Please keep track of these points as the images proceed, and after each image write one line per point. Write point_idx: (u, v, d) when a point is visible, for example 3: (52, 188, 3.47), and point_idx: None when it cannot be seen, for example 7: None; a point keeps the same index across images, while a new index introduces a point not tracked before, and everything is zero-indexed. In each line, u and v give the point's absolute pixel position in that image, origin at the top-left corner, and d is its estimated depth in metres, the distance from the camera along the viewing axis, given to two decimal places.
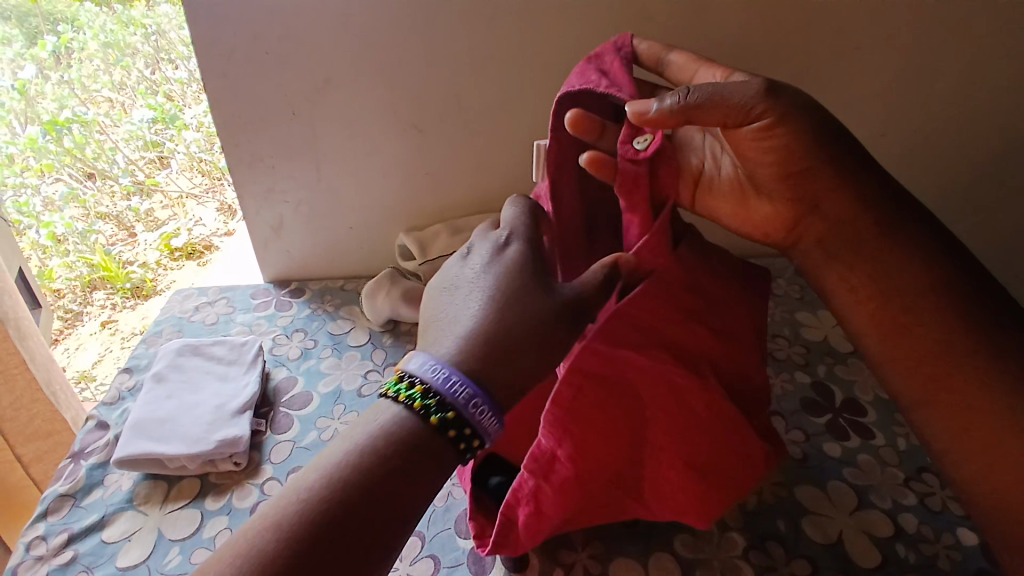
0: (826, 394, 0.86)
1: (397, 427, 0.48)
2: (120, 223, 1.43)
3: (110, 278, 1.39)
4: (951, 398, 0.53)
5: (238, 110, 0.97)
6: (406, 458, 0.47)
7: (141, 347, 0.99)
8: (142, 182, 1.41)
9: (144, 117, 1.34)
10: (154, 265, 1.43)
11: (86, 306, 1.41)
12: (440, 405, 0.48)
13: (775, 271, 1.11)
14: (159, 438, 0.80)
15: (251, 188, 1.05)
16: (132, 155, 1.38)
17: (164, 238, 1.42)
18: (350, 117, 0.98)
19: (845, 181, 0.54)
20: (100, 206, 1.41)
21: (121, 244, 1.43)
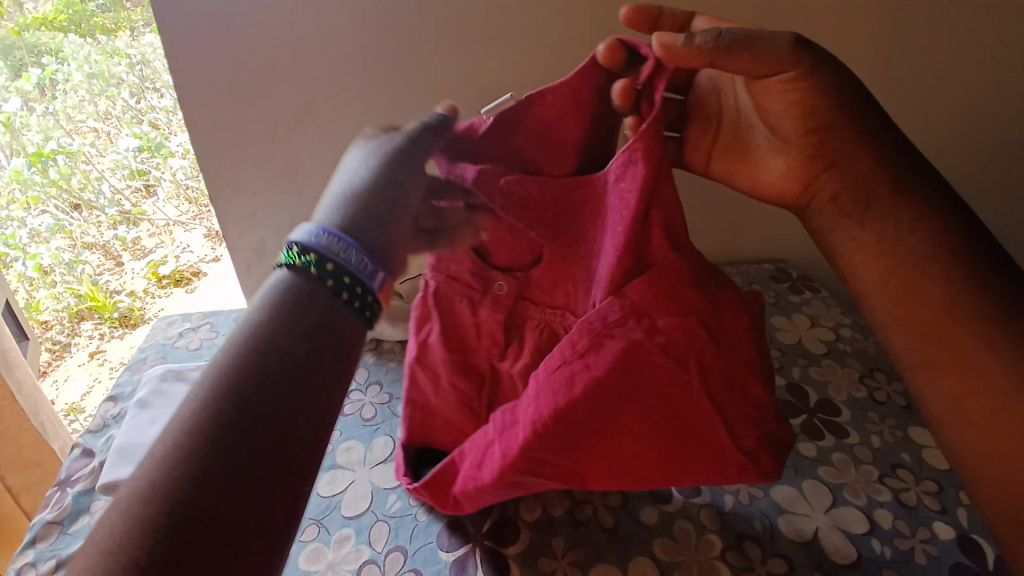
0: (800, 395, 0.88)
1: (285, 293, 0.44)
2: (107, 252, 1.43)
3: (98, 308, 1.40)
4: (954, 366, 0.52)
5: (219, 139, 0.99)
6: (284, 327, 0.43)
7: (126, 374, 1.00)
8: (129, 212, 1.41)
9: (129, 146, 1.32)
10: (142, 294, 1.44)
11: (74, 336, 1.41)
12: (304, 252, 0.45)
13: (751, 277, 1.14)
14: None
15: (232, 213, 1.06)
16: (119, 185, 1.37)
17: (151, 266, 1.44)
18: (329, 142, 1.00)
19: (867, 137, 0.54)
20: (87, 236, 1.40)
21: (108, 273, 1.43)
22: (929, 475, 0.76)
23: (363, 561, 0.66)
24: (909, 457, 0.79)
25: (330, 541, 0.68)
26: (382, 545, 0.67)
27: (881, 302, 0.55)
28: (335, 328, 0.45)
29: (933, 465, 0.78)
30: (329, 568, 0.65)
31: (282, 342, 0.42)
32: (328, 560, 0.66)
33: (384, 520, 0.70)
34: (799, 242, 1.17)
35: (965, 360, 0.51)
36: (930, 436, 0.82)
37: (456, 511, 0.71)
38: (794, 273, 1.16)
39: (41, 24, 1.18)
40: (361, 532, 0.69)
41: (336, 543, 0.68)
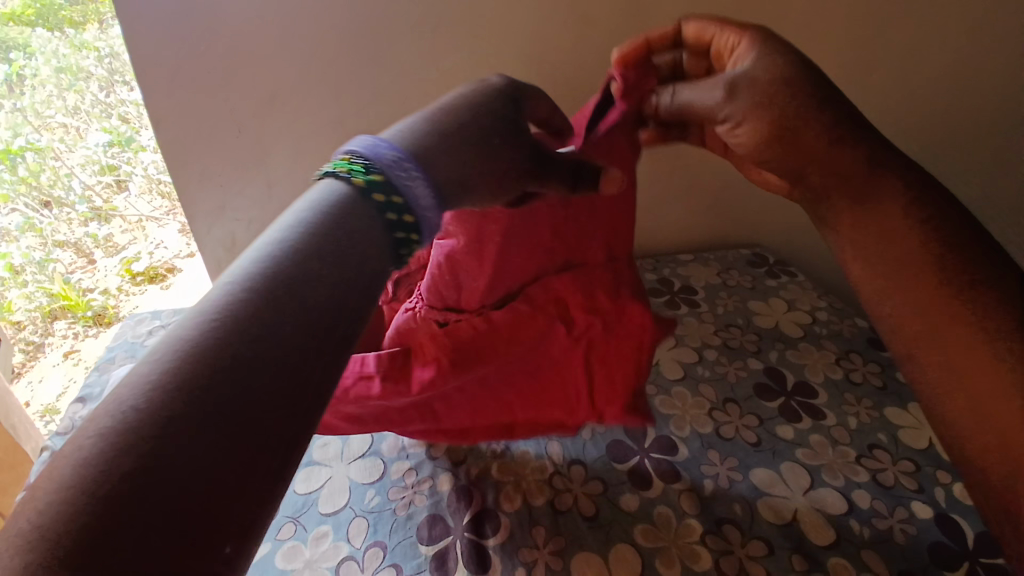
0: (777, 378, 0.89)
1: (336, 209, 0.34)
2: (80, 249, 1.36)
3: (71, 307, 1.36)
4: (961, 394, 0.40)
5: (184, 130, 0.96)
6: (289, 270, 0.30)
7: (94, 374, 0.97)
8: (100, 208, 1.35)
9: (99, 141, 1.28)
10: (116, 291, 1.42)
11: (48, 336, 1.37)
12: (366, 167, 0.35)
13: (728, 262, 1.14)
14: None
15: (200, 206, 1.03)
16: (89, 181, 1.31)
17: (125, 263, 1.41)
18: (298, 132, 0.98)
19: (841, 136, 0.47)
20: (59, 233, 1.33)
21: (81, 271, 1.37)
22: (905, 455, 0.77)
23: (342, 558, 0.65)
24: (885, 438, 0.80)
25: (307, 538, 0.67)
26: (361, 541, 0.66)
27: (890, 307, 0.45)
28: (371, 250, 0.34)
29: (909, 444, 0.79)
30: (306, 566, 0.64)
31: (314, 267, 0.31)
32: (305, 558, 0.65)
33: (363, 516, 0.69)
34: (774, 228, 1.17)
35: (975, 381, 0.40)
36: (905, 416, 0.83)
37: (436, 504, 0.70)
38: (770, 258, 1.17)
39: (9, 19, 1.15)
40: (339, 528, 0.68)
41: (313, 540, 0.67)
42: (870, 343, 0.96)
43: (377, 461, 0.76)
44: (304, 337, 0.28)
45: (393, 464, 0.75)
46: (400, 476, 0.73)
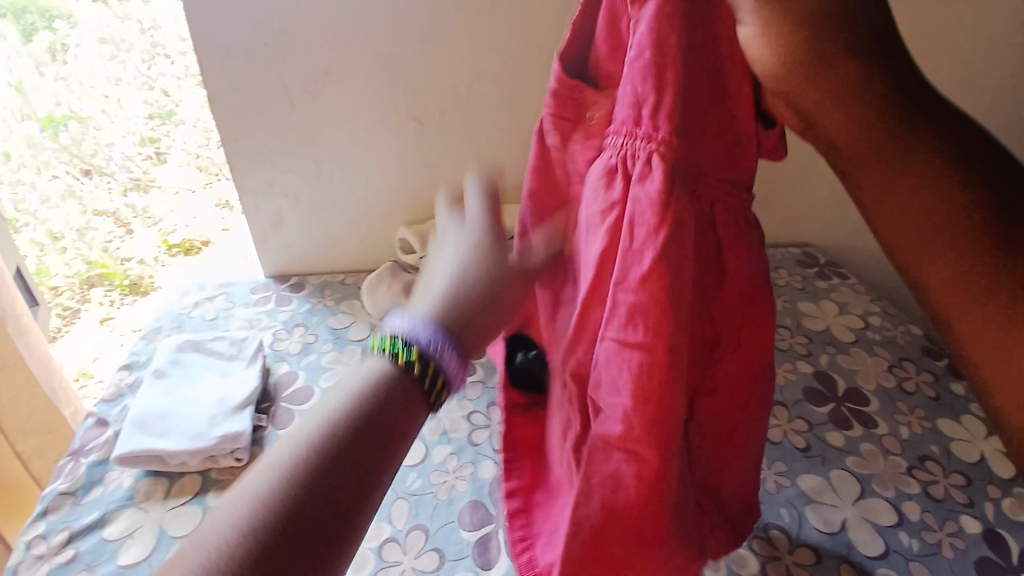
0: (828, 383, 0.86)
1: (374, 386, 0.40)
2: (118, 220, 1.37)
3: (110, 276, 1.36)
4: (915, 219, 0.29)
5: (237, 105, 0.96)
6: (369, 405, 0.39)
7: (142, 342, 0.98)
8: (139, 178, 1.36)
9: (140, 113, 1.30)
10: (153, 263, 1.36)
11: (83, 303, 1.35)
12: (406, 346, 0.41)
13: (778, 261, 1.11)
14: (164, 434, 0.77)
15: (248, 182, 1.03)
16: (130, 151, 1.33)
17: (162, 234, 1.36)
18: (349, 111, 0.97)
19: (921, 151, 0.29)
20: (98, 203, 1.36)
21: (119, 241, 1.37)
22: (959, 468, 0.74)
23: (384, 539, 0.65)
24: (937, 450, 0.76)
25: None
26: (403, 523, 0.67)
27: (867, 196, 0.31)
28: (402, 413, 0.40)
29: (962, 457, 0.75)
30: None
31: (359, 416, 0.39)
32: None
33: (405, 498, 0.69)
34: (828, 225, 1.14)
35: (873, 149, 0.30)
36: (959, 429, 0.79)
37: (478, 490, 0.70)
38: (822, 258, 1.13)
39: None
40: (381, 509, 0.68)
41: None
42: (924, 352, 0.92)
43: (419, 444, 0.76)
44: (382, 432, 0.39)
45: (435, 448, 0.75)
46: (441, 460, 0.74)
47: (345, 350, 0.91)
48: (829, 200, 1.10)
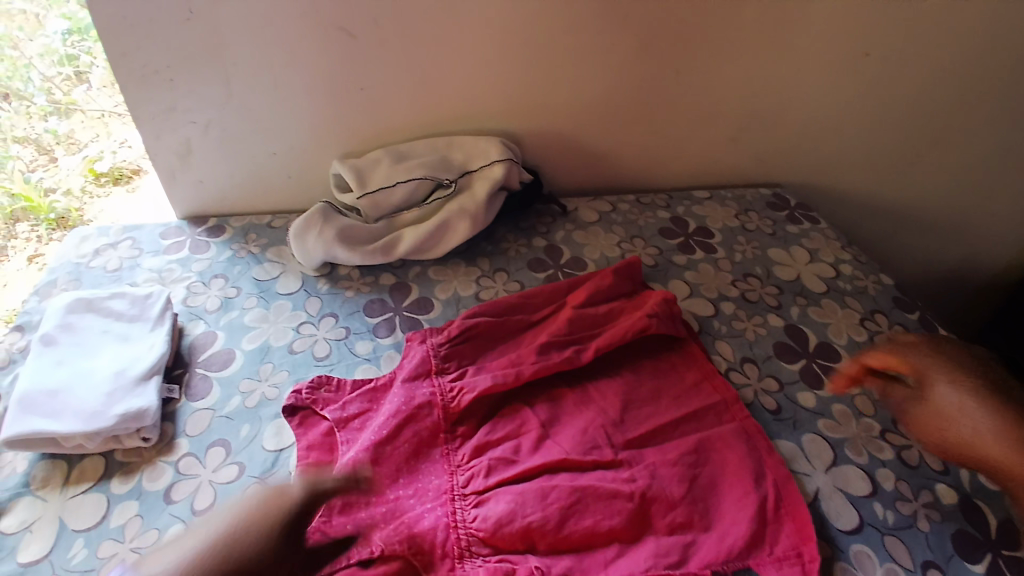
0: (799, 338, 0.82)
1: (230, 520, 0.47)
2: (40, 147, 1.18)
3: (31, 208, 1.12)
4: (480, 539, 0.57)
5: (122, 8, 0.78)
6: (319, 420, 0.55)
7: (32, 301, 0.82)
8: (59, 102, 1.19)
9: (58, 30, 1.14)
10: (80, 193, 1.18)
11: (9, 240, 1.12)
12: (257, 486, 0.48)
13: (747, 203, 1.07)
14: (52, 414, 0.64)
15: (145, 107, 0.86)
16: (49, 73, 1.16)
17: (86, 162, 1.19)
18: (262, 14, 0.80)
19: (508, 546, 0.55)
20: (16, 129, 1.16)
21: (42, 170, 1.17)
22: None
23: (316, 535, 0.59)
24: None
25: None
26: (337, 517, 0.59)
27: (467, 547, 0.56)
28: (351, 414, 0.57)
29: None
30: None
31: None
32: None
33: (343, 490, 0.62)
34: (797, 164, 1.11)
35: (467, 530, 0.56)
36: None
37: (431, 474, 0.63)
38: (792, 200, 1.10)
39: None
40: None
41: None
42: (896, 304, 0.90)
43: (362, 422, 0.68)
44: None
45: None
46: None
47: (272, 307, 0.81)
48: (797, 139, 1.07)
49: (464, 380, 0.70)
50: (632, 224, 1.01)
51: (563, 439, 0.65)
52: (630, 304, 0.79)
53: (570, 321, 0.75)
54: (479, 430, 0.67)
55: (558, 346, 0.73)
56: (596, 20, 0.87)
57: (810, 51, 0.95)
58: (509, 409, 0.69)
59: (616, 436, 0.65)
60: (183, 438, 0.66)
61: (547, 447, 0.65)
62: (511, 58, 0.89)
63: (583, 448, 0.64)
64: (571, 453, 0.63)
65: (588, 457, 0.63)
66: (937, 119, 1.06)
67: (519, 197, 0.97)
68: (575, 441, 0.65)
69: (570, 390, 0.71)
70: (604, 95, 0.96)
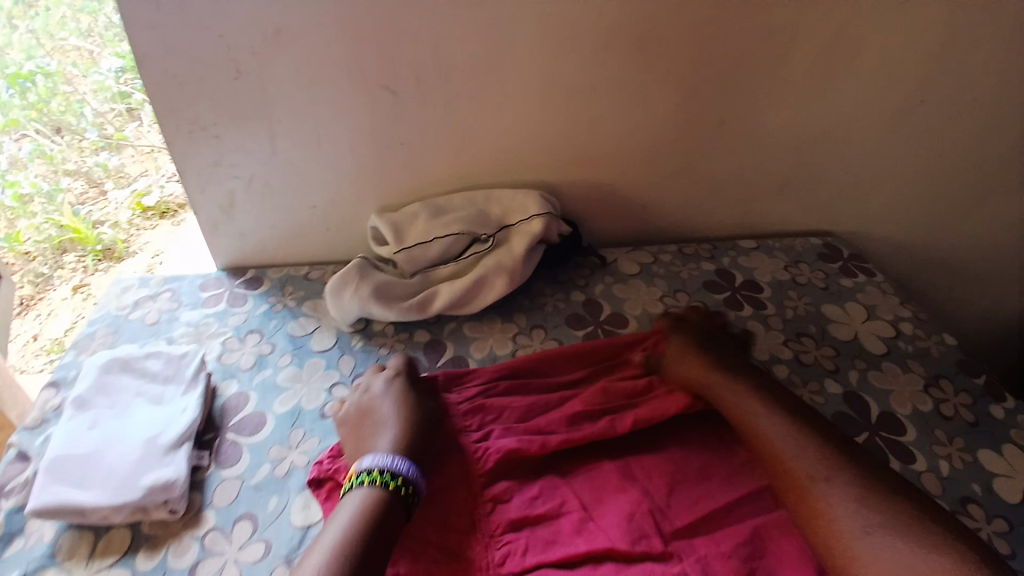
0: (859, 408, 0.76)
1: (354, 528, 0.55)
2: (90, 179, 1.21)
3: (81, 240, 1.18)
4: None
5: (173, 68, 0.79)
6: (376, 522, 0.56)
7: (71, 354, 0.83)
8: (111, 137, 1.19)
9: (112, 67, 1.12)
10: (127, 225, 1.23)
11: (58, 268, 1.19)
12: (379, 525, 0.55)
13: (797, 254, 1.02)
14: (81, 482, 0.63)
15: (192, 162, 0.87)
16: (101, 108, 1.16)
17: (135, 196, 1.24)
18: (308, 73, 0.80)
19: None
20: (69, 162, 1.18)
21: (91, 202, 1.22)
22: (1002, 512, 0.66)
23: None
24: (980, 489, 0.68)
25: None
26: None
27: None
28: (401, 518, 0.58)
29: (1003, 497, 0.67)
30: None
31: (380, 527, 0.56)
32: None
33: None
34: (851, 213, 1.06)
35: None
36: (1000, 461, 0.71)
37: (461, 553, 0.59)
38: (845, 251, 1.05)
39: None
40: None
41: None
42: (960, 367, 0.82)
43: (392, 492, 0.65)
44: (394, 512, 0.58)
45: None
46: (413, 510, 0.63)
47: (305, 365, 0.79)
48: (851, 188, 1.02)
49: (489, 440, 0.67)
50: (674, 276, 0.97)
51: (606, 522, 0.60)
52: (669, 371, 0.75)
53: (604, 389, 0.72)
54: (515, 497, 0.63)
55: (591, 413, 0.70)
56: (641, 72, 0.85)
57: (867, 101, 0.91)
58: (543, 481, 0.65)
59: (663, 524, 0.60)
60: (211, 510, 0.64)
61: (589, 530, 0.60)
62: (553, 112, 0.87)
63: (628, 536, 0.59)
64: (616, 541, 0.58)
65: (634, 547, 0.58)
66: (1005, 171, 1.00)
67: (557, 250, 0.94)
68: (619, 527, 0.59)
69: (609, 463, 0.66)
70: (648, 145, 0.93)
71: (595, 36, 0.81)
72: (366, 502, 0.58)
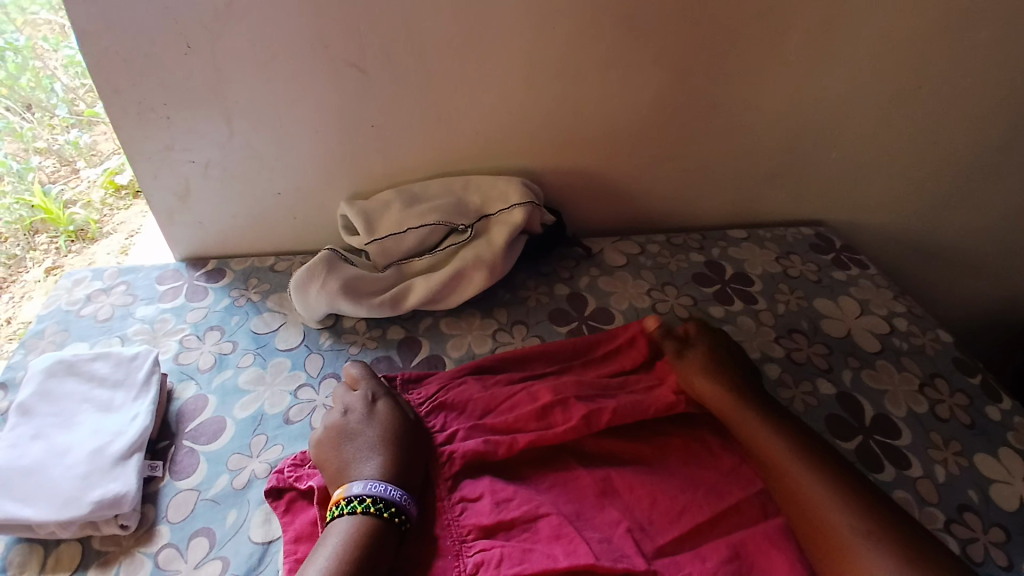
0: (854, 410, 0.73)
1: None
2: (61, 158, 1.13)
3: (52, 220, 1.07)
4: None
5: (116, 43, 0.72)
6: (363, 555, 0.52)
7: (18, 354, 0.76)
8: (82, 114, 1.12)
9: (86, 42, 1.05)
10: (100, 205, 1.13)
11: (31, 250, 1.07)
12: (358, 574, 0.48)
13: (788, 245, 0.99)
14: (25, 496, 0.57)
15: (143, 145, 0.81)
16: (72, 84, 1.09)
17: (107, 173, 1.15)
18: (266, 47, 0.73)
19: None
20: (39, 140, 1.10)
21: (63, 182, 1.12)
22: (999, 520, 0.64)
23: None
24: (976, 496, 0.66)
25: None
26: None
27: None
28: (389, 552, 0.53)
29: (1000, 505, 0.65)
30: None
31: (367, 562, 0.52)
32: None
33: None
34: (844, 201, 1.02)
35: None
36: (996, 466, 0.69)
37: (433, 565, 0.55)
38: (837, 241, 1.01)
39: None
40: None
41: None
42: (957, 365, 0.80)
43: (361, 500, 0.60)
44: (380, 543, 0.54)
45: None
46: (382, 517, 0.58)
47: (269, 366, 0.74)
48: (844, 175, 0.98)
49: (454, 443, 0.63)
50: (662, 268, 0.93)
51: (588, 537, 0.56)
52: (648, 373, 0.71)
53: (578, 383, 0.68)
54: (487, 503, 0.59)
55: (562, 406, 0.65)
56: (626, 51, 0.80)
57: (862, 85, 0.87)
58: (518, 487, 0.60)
59: (645, 542, 0.57)
60: (165, 526, 0.59)
61: (569, 542, 0.55)
62: (534, 94, 0.82)
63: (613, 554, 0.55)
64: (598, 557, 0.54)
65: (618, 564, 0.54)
66: (1000, 159, 0.96)
67: (539, 240, 0.89)
68: (602, 545, 0.56)
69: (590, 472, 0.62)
70: (635, 130, 0.88)
71: (578, 12, 0.75)
72: (353, 528, 0.54)
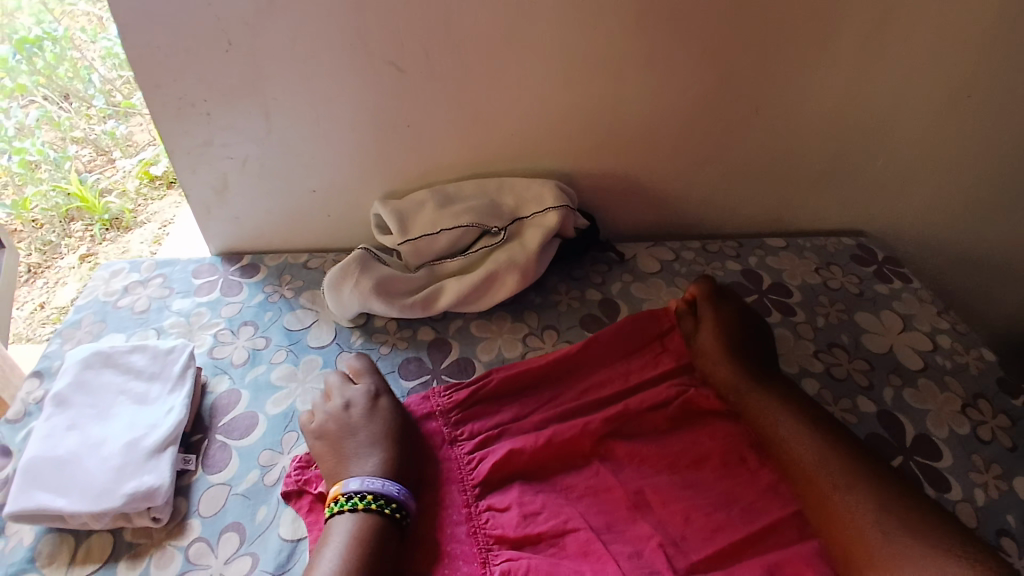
0: (894, 429, 0.71)
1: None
2: (98, 148, 1.15)
3: (87, 209, 1.09)
4: None
5: (160, 39, 0.73)
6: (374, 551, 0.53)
7: (55, 343, 0.78)
8: (119, 105, 1.15)
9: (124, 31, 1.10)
10: (134, 195, 1.14)
11: (67, 237, 1.09)
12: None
13: (828, 255, 0.96)
14: (59, 487, 0.58)
15: (181, 140, 0.81)
16: (109, 75, 1.12)
17: (142, 164, 1.16)
18: (304, 45, 0.74)
19: None
20: (77, 129, 1.12)
21: (100, 171, 1.14)
22: None
23: None
24: (1015, 521, 0.63)
25: None
26: None
27: None
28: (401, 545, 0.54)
29: None
30: None
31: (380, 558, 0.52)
32: None
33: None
34: (887, 211, 0.99)
35: None
36: None
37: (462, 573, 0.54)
38: (879, 253, 0.98)
39: None
40: None
41: None
42: (1000, 385, 0.77)
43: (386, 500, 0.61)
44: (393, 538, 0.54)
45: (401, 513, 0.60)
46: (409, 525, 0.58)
47: (301, 363, 0.74)
48: (888, 185, 0.95)
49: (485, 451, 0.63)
50: (696, 275, 0.91)
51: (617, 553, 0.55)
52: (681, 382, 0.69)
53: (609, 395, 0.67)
54: (516, 513, 0.58)
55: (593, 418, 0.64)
56: (666, 54, 0.78)
57: (912, 91, 0.84)
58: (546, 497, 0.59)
59: (676, 558, 0.56)
60: (196, 519, 0.59)
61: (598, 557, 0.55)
62: (571, 96, 0.81)
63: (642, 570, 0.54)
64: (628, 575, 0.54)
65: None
66: None
67: (572, 244, 0.88)
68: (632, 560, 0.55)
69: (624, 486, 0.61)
70: (671, 134, 0.87)
71: (618, 13, 0.73)
72: (356, 528, 0.54)
